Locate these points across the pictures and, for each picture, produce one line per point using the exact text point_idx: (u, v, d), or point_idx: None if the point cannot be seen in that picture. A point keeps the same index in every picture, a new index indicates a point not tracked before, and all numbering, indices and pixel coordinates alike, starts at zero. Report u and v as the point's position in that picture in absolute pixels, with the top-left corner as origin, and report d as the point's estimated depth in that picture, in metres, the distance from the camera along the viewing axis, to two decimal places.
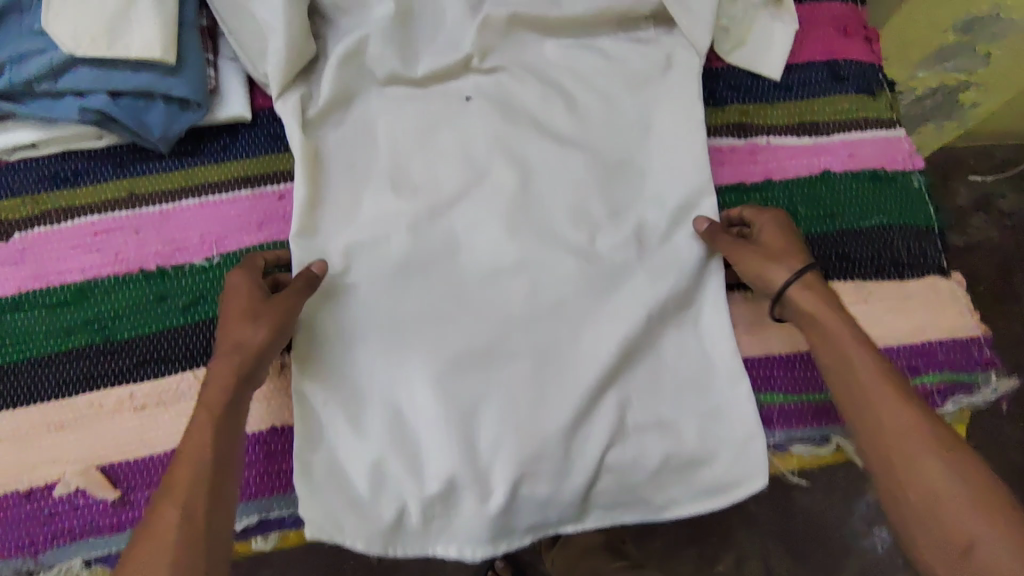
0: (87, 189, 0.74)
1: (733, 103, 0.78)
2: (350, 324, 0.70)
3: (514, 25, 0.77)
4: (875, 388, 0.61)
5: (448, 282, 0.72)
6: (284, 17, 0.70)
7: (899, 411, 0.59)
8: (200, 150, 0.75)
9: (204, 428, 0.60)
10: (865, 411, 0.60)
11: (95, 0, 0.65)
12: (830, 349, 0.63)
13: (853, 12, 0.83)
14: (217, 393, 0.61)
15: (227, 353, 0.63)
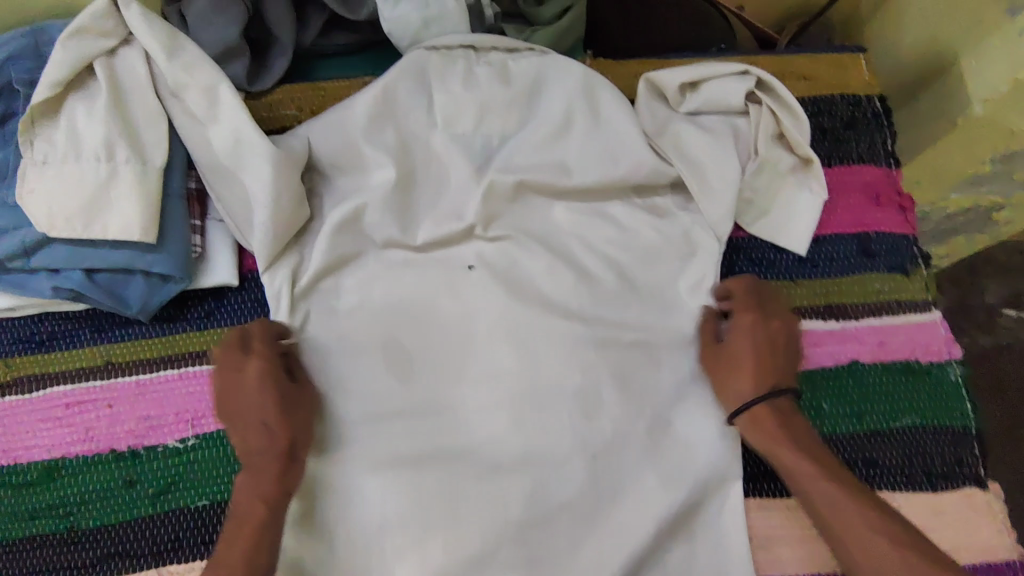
0: (62, 355, 0.70)
1: (753, 279, 0.73)
2: (349, 512, 0.65)
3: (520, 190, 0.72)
4: (807, 480, 0.61)
5: (454, 473, 0.65)
6: (272, 189, 0.66)
7: (830, 492, 0.60)
8: (184, 315, 0.70)
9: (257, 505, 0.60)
10: (841, 535, 0.58)
11: (72, 178, 0.62)
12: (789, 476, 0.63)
13: (887, 177, 0.77)
14: (273, 472, 0.61)
15: (274, 456, 0.61)
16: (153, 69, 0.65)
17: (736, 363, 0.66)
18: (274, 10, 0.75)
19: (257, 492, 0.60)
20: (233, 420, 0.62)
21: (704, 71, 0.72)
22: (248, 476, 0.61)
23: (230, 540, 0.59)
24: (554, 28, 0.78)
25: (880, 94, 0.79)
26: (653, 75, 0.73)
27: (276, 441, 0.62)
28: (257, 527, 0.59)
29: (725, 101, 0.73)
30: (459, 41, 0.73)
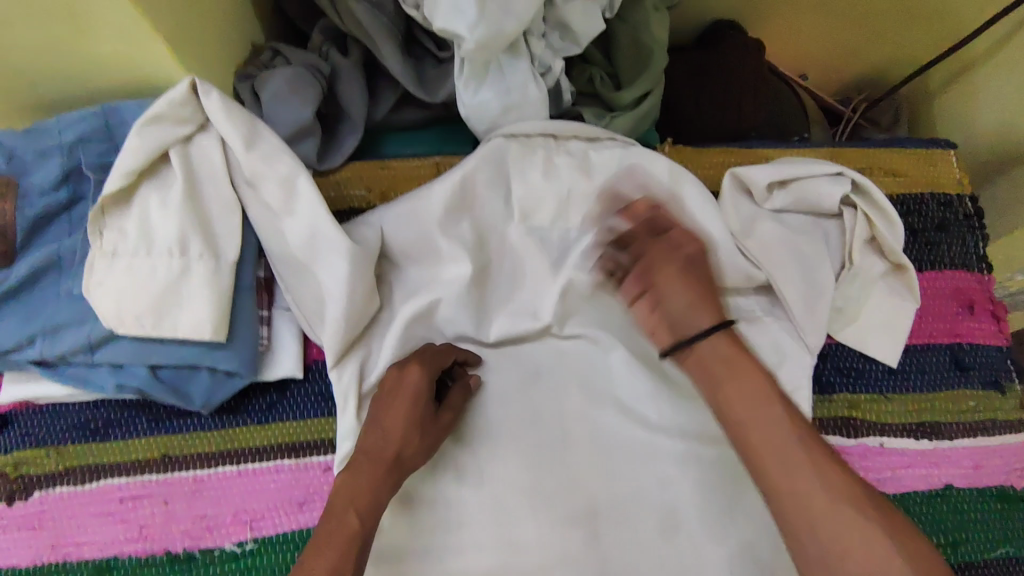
0: (117, 445, 0.66)
1: (842, 391, 0.69)
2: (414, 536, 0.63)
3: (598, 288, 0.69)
4: (729, 375, 0.53)
5: (522, 498, 0.64)
6: (348, 286, 0.63)
7: (783, 417, 0.50)
8: (244, 407, 0.67)
9: (353, 509, 0.55)
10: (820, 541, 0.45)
11: (143, 273, 0.59)
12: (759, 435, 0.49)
13: (979, 283, 0.73)
14: (369, 481, 0.56)
15: (393, 470, 0.58)
16: (230, 156, 0.63)
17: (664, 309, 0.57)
18: (348, 88, 0.73)
19: (354, 498, 0.55)
20: (371, 433, 0.60)
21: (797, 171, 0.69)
22: (369, 474, 0.57)
23: (333, 530, 0.53)
24: (635, 114, 0.76)
25: (970, 193, 0.77)
26: (739, 171, 0.70)
27: (385, 447, 0.58)
28: (358, 533, 0.53)
29: (817, 202, 0.69)
30: (540, 129, 0.70)
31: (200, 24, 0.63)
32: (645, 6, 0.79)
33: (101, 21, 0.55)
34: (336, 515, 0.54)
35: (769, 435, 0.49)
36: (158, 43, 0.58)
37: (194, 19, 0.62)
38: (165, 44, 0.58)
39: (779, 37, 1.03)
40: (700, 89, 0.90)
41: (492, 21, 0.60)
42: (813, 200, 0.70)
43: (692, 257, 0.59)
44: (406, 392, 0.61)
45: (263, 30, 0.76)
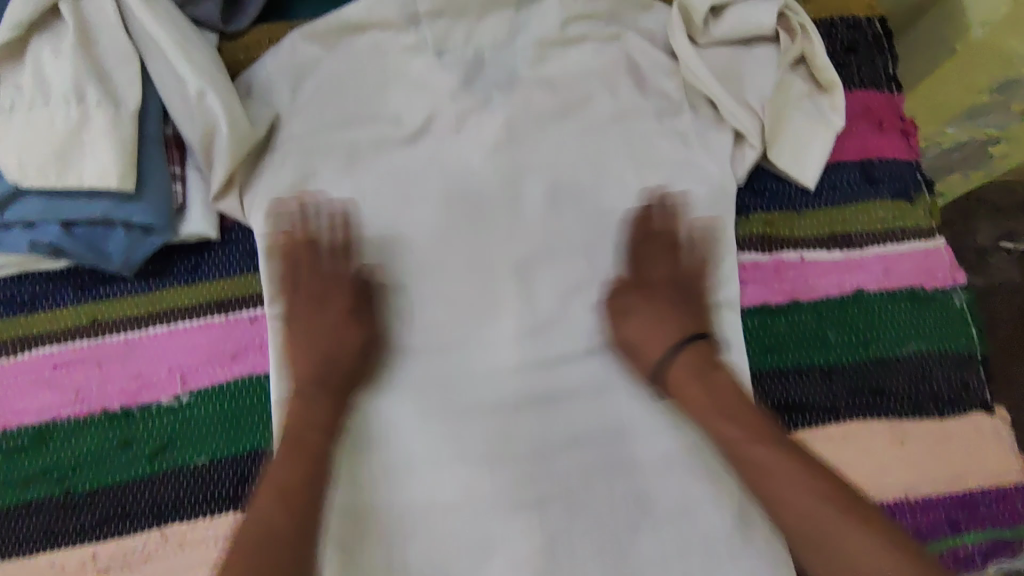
0: (46, 315, 0.67)
1: (758, 210, 0.71)
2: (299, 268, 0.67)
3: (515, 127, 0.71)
4: (779, 479, 0.56)
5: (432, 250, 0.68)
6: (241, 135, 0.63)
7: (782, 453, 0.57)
8: (171, 269, 0.68)
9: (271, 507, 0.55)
10: (842, 545, 0.53)
11: (41, 124, 0.58)
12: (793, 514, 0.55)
13: (888, 102, 0.75)
14: (320, 410, 0.62)
15: (330, 358, 0.63)
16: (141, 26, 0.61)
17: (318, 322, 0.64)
18: None
19: (311, 421, 0.61)
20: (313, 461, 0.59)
21: None
22: (320, 408, 0.62)
23: (297, 451, 0.59)
24: None
25: (880, 17, 0.77)
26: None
27: (319, 436, 0.60)
28: (317, 452, 0.59)
29: (754, 23, 0.69)
30: None
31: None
32: None
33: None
34: (298, 446, 0.59)
35: (794, 479, 0.55)
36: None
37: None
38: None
39: None
40: None
41: None
42: (751, 24, 0.70)
43: (301, 407, 0.61)
44: (331, 316, 0.65)
45: None
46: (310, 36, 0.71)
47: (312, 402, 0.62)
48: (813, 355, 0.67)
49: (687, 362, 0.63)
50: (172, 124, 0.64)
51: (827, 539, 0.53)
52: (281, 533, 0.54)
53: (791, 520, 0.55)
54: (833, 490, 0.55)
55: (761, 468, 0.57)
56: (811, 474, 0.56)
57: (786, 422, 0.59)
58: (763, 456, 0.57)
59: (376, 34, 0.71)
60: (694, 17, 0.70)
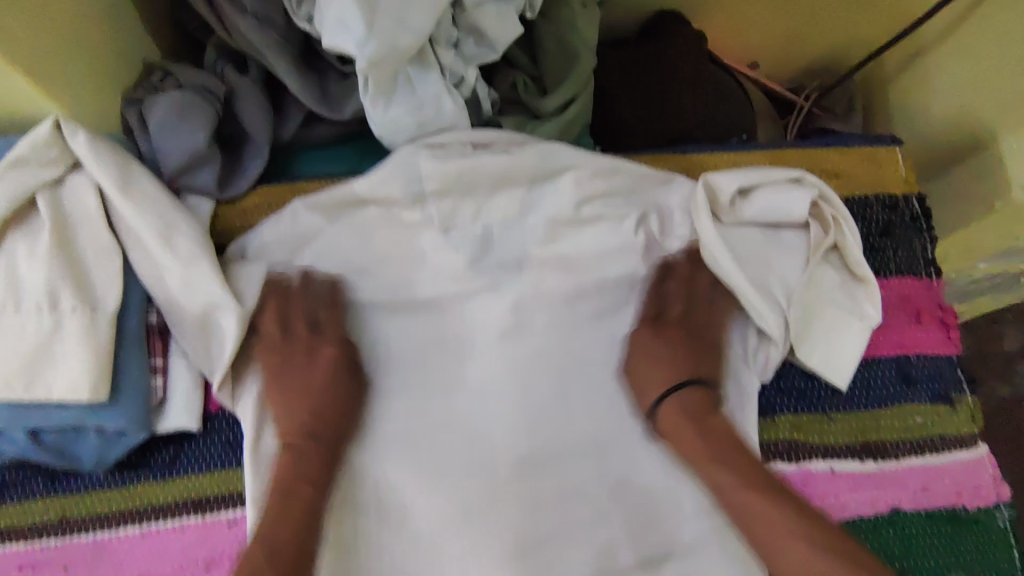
0: (10, 509, 0.62)
1: (784, 412, 0.65)
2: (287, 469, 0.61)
3: (523, 302, 0.66)
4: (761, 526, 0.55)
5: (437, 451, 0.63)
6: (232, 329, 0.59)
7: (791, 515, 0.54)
8: (147, 461, 0.62)
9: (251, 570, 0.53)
10: None
11: (10, 335, 0.53)
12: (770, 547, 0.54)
13: (927, 290, 0.69)
14: (297, 449, 0.59)
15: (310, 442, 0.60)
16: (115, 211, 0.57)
17: (291, 372, 0.62)
18: (248, 108, 0.67)
19: (297, 475, 0.58)
20: (291, 509, 0.57)
21: (761, 177, 0.63)
22: (300, 463, 0.59)
23: (284, 513, 0.56)
24: (562, 121, 0.71)
25: (918, 193, 0.72)
26: (712, 176, 0.63)
27: (308, 419, 0.60)
28: (307, 506, 0.57)
29: (786, 212, 0.63)
30: (457, 138, 0.65)
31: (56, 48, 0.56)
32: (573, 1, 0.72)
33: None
34: (285, 499, 0.57)
35: (724, 454, 0.59)
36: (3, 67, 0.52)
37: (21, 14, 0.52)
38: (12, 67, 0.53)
39: (727, 29, 0.99)
40: (635, 88, 0.84)
41: (383, 39, 0.54)
42: (781, 210, 0.64)
43: (285, 464, 0.59)
44: (319, 366, 0.62)
45: (156, 46, 0.71)
46: (312, 205, 0.66)
47: (291, 457, 0.59)
48: None
49: (684, 409, 0.62)
50: (154, 312, 0.60)
51: (762, 528, 0.55)
52: (283, 543, 0.55)
53: (757, 530, 0.55)
54: (745, 464, 0.58)
55: (759, 517, 0.55)
56: (740, 474, 0.58)
57: (697, 423, 0.61)
58: (722, 488, 0.58)
59: (378, 209, 0.66)
60: (719, 197, 0.63)
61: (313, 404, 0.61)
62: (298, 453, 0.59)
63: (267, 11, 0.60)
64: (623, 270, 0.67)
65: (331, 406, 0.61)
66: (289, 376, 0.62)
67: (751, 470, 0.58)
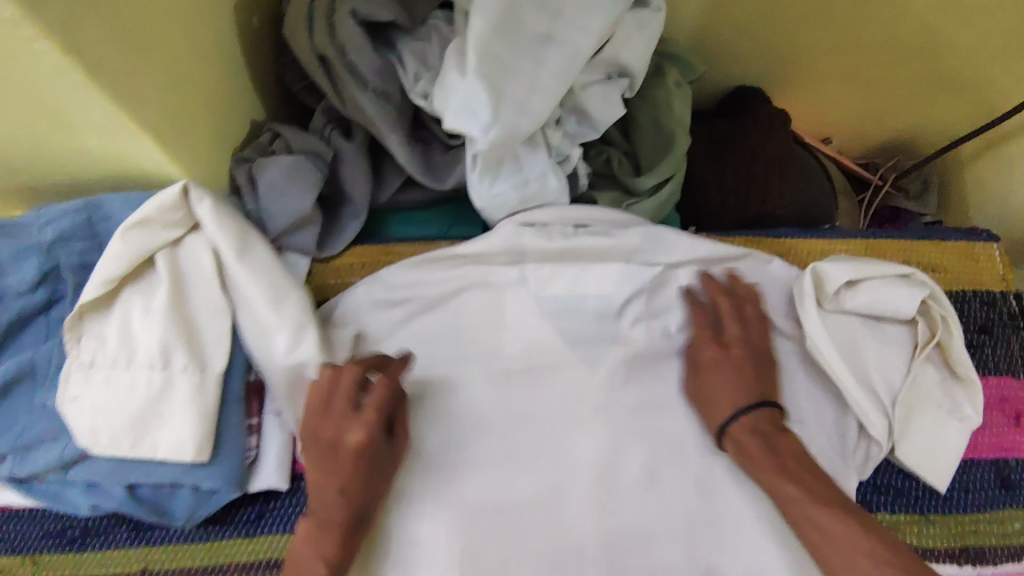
0: (96, 555, 0.62)
1: (881, 509, 0.64)
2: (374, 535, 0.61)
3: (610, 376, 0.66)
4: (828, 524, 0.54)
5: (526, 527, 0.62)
6: None
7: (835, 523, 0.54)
8: (233, 518, 0.62)
9: None
10: None
11: (119, 390, 0.54)
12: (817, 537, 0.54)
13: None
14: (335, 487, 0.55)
15: (356, 464, 0.55)
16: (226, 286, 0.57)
17: (351, 432, 0.55)
18: (351, 171, 0.69)
19: (331, 498, 0.55)
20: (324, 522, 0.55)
21: (871, 270, 0.64)
22: (334, 487, 0.55)
23: (318, 541, 0.54)
24: (654, 201, 0.72)
25: (1016, 291, 0.72)
26: (822, 267, 0.64)
27: (343, 480, 0.55)
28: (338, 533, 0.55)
29: (890, 306, 0.64)
30: (558, 219, 0.67)
31: (183, 114, 0.59)
32: (667, 83, 0.76)
33: (70, 107, 0.50)
34: (324, 522, 0.55)
35: (765, 466, 0.59)
36: (139, 134, 0.54)
37: (158, 84, 0.55)
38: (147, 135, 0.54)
39: (806, 107, 1.00)
40: (722, 172, 0.86)
41: (506, 122, 0.55)
42: (888, 304, 0.64)
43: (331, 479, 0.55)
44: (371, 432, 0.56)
45: (264, 107, 0.74)
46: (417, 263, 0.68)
47: (330, 475, 0.55)
48: None
49: (755, 425, 0.61)
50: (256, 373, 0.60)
51: (828, 542, 0.54)
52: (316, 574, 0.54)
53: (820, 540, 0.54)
54: (787, 467, 0.58)
55: (813, 522, 0.55)
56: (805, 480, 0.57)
57: (771, 440, 0.60)
58: (791, 500, 0.57)
59: (476, 274, 0.68)
60: (825, 285, 0.65)
61: (358, 463, 0.55)
62: (339, 468, 0.55)
63: (386, 86, 0.62)
64: None
65: (349, 446, 0.55)
66: (359, 434, 0.55)
67: (816, 478, 0.58)
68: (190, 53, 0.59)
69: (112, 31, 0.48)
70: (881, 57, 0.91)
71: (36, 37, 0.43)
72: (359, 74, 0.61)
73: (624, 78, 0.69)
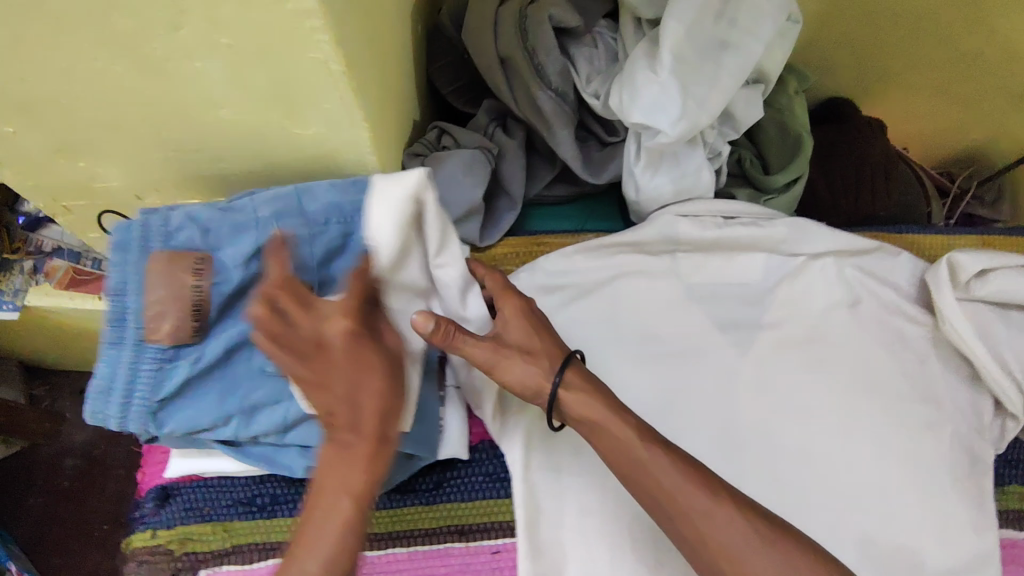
0: (286, 520, 0.66)
1: (1013, 481, 0.70)
2: (551, 505, 0.65)
3: (758, 354, 0.71)
4: (696, 514, 0.53)
5: None
6: None
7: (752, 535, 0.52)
8: (416, 487, 0.67)
9: (329, 528, 0.52)
10: None
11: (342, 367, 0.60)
12: (710, 529, 0.53)
13: None
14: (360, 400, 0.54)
15: (354, 370, 0.53)
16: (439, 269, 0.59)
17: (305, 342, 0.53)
18: (513, 166, 0.75)
19: (344, 405, 0.53)
20: (337, 427, 0.54)
21: (999, 260, 0.70)
22: (341, 397, 0.53)
23: (339, 462, 0.53)
24: (789, 196, 0.78)
25: None
26: (956, 257, 0.70)
27: (345, 398, 0.53)
28: (367, 448, 0.53)
29: (1020, 293, 0.69)
30: (708, 210, 0.72)
31: (383, 108, 0.65)
32: (789, 91, 0.82)
33: (312, 95, 0.56)
34: (338, 435, 0.54)
35: (660, 469, 0.54)
36: (359, 123, 0.60)
37: (374, 78, 0.61)
38: (365, 122, 0.60)
39: (890, 117, 1.06)
40: (829, 173, 0.91)
41: (689, 117, 0.61)
42: (1017, 291, 0.69)
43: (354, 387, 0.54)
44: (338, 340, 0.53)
45: (422, 108, 0.80)
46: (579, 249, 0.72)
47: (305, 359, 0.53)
48: None
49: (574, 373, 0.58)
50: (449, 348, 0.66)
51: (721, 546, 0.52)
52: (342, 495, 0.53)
53: (657, 501, 0.54)
54: (694, 470, 0.54)
55: (688, 499, 0.53)
56: (671, 462, 0.54)
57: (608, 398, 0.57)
58: (658, 478, 0.53)
59: (635, 257, 0.72)
60: (958, 273, 0.70)
61: (335, 366, 0.53)
62: (338, 365, 0.53)
63: (564, 87, 0.68)
64: (853, 331, 0.72)
65: (329, 342, 0.53)
66: (303, 344, 0.53)
67: (690, 464, 0.55)
68: (390, 53, 0.65)
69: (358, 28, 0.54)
70: (968, 71, 0.98)
71: (318, 29, 0.49)
72: (543, 75, 0.68)
73: (759, 83, 0.74)
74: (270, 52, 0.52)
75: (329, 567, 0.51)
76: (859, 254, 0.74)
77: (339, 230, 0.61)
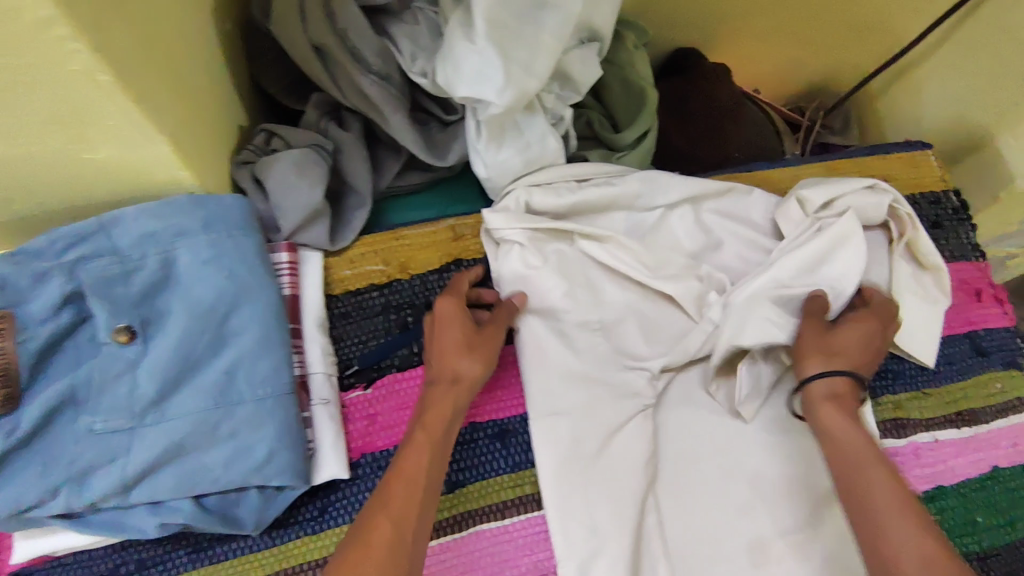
0: None
1: (885, 393, 0.71)
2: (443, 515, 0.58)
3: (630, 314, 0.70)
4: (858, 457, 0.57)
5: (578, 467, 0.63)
6: None
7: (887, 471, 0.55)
8: (296, 518, 0.61)
9: (419, 457, 0.57)
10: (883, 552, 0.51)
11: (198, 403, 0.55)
12: (855, 470, 0.56)
13: (978, 271, 0.78)
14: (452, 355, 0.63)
15: (463, 337, 0.64)
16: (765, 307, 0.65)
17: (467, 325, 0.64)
18: (353, 161, 0.70)
19: (455, 358, 0.63)
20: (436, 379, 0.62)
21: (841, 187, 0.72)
22: (463, 357, 0.63)
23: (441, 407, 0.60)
24: (640, 151, 0.77)
25: (953, 189, 0.81)
26: (802, 191, 0.72)
27: (452, 356, 0.63)
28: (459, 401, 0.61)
29: (864, 215, 0.72)
30: (561, 176, 0.71)
31: (190, 118, 0.58)
32: (628, 46, 0.81)
33: (90, 112, 0.50)
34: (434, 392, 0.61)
35: (845, 433, 0.59)
36: (156, 138, 0.54)
37: (169, 86, 0.55)
38: (164, 136, 0.54)
39: (736, 62, 1.09)
40: (682, 124, 0.92)
41: (516, 84, 0.59)
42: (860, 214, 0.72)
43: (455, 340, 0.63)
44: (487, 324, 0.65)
45: (248, 113, 0.74)
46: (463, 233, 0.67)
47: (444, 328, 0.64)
48: (968, 542, 0.67)
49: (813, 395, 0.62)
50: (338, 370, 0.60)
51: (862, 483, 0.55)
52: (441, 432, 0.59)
53: (843, 464, 0.57)
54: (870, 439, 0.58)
55: (864, 451, 0.57)
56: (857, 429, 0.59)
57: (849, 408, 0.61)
58: (850, 437, 0.58)
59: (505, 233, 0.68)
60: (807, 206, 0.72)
61: (450, 334, 0.63)
62: (450, 328, 0.64)
63: (389, 69, 0.65)
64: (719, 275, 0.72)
65: (453, 317, 0.64)
66: (453, 324, 0.64)
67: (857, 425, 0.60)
68: (187, 58, 0.58)
69: (126, 31, 0.48)
70: (800, 7, 1.00)
71: (69, 38, 0.43)
72: (364, 59, 0.64)
73: (593, 41, 0.72)
74: (21, 70, 0.45)
75: (412, 489, 0.55)
76: (714, 197, 0.74)
77: (156, 260, 0.56)
